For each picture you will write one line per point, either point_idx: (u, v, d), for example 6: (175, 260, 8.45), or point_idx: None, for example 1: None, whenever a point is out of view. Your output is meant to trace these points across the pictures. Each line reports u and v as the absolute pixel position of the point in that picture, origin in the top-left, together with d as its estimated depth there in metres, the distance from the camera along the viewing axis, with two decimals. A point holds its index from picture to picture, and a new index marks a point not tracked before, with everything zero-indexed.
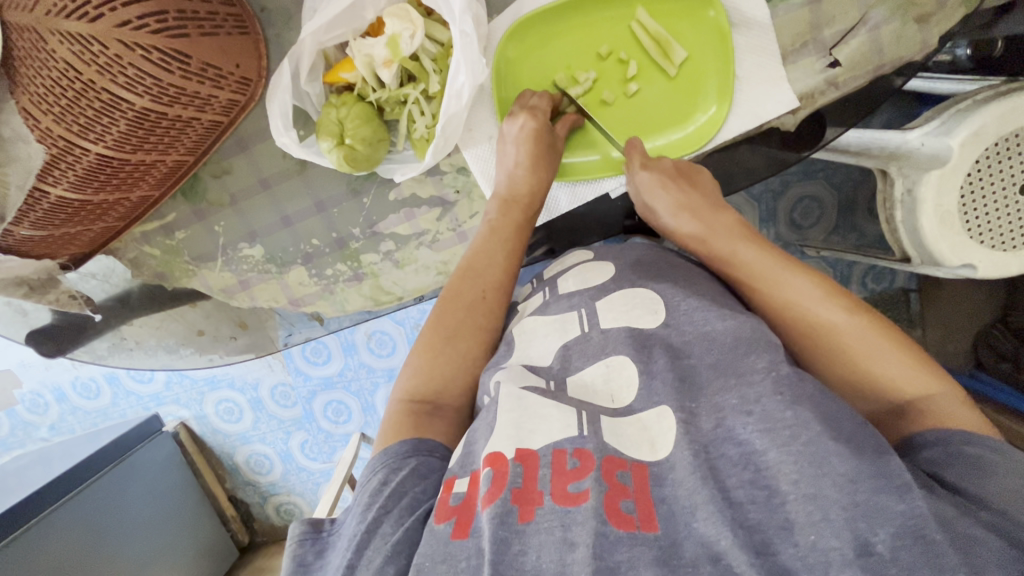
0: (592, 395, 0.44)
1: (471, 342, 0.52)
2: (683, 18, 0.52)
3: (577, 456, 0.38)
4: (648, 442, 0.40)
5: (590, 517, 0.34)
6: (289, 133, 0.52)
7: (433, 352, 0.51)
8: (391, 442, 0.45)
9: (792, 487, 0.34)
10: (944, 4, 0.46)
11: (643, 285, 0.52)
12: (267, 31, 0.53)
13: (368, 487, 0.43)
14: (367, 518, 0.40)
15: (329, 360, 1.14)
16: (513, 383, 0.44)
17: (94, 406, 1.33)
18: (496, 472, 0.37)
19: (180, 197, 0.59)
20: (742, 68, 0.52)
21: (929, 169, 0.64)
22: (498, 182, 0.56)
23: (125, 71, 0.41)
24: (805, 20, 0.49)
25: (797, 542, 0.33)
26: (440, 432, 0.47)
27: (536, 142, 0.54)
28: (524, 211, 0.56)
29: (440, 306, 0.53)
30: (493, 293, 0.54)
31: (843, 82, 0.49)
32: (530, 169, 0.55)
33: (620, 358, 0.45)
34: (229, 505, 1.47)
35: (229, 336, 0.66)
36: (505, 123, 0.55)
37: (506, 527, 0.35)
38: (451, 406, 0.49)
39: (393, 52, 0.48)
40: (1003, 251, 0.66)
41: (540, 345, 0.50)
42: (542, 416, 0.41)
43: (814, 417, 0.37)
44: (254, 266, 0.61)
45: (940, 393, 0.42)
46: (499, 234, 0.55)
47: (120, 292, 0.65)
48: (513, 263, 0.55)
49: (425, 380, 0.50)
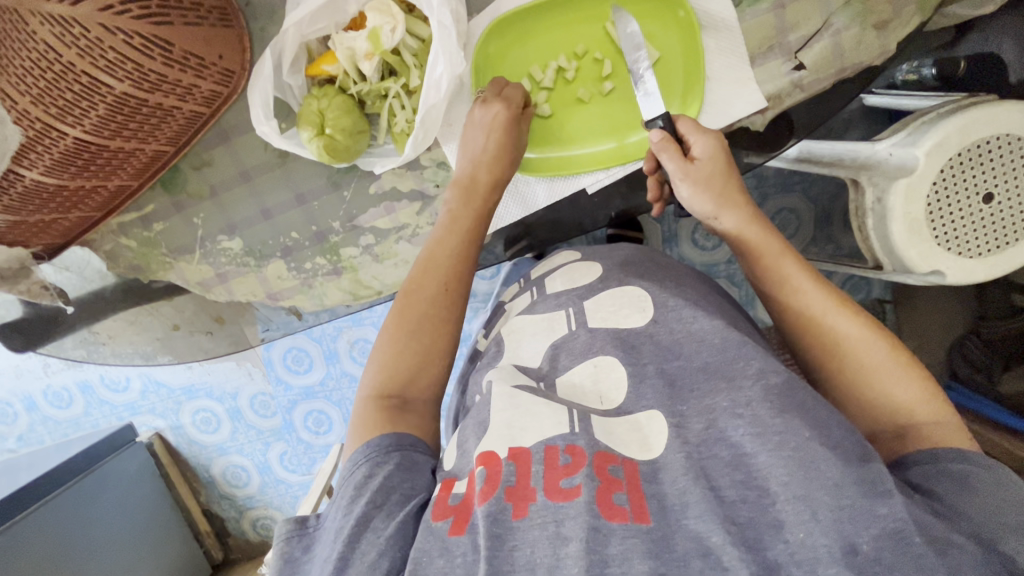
0: (581, 396, 0.46)
1: (434, 334, 0.50)
2: (654, 20, 0.54)
3: (568, 452, 0.38)
4: (638, 442, 0.41)
5: (582, 513, 0.35)
6: (269, 123, 0.52)
7: (396, 345, 0.49)
8: (373, 434, 0.44)
9: (781, 488, 0.35)
10: (900, 12, 0.48)
11: (632, 284, 0.53)
12: (251, 25, 0.53)
13: (350, 480, 0.42)
14: (354, 512, 0.39)
15: (310, 368, 1.13)
16: (505, 383, 0.45)
17: (66, 416, 1.29)
18: (490, 471, 0.38)
19: (159, 188, 0.59)
20: (713, 68, 0.54)
21: (896, 177, 0.66)
22: (460, 169, 0.55)
23: (106, 55, 0.42)
24: (771, 24, 0.51)
25: (786, 538, 0.34)
26: (412, 425, 0.46)
27: (506, 131, 0.53)
28: (483, 204, 0.54)
29: (399, 301, 0.51)
30: (454, 285, 0.52)
31: (808, 84, 0.51)
32: (497, 160, 0.54)
33: (609, 359, 0.46)
34: (202, 520, 1.43)
35: (206, 331, 0.66)
36: (478, 108, 0.54)
37: (499, 525, 0.35)
38: (418, 399, 0.48)
39: (375, 45, 0.49)
40: (969, 257, 0.69)
41: (532, 343, 0.52)
42: (533, 413, 0.42)
43: (804, 425, 0.37)
44: (232, 259, 0.61)
45: (909, 387, 0.43)
46: (459, 227, 0.54)
47: (94, 287, 0.64)
48: (470, 255, 0.54)
49: (390, 374, 0.48)
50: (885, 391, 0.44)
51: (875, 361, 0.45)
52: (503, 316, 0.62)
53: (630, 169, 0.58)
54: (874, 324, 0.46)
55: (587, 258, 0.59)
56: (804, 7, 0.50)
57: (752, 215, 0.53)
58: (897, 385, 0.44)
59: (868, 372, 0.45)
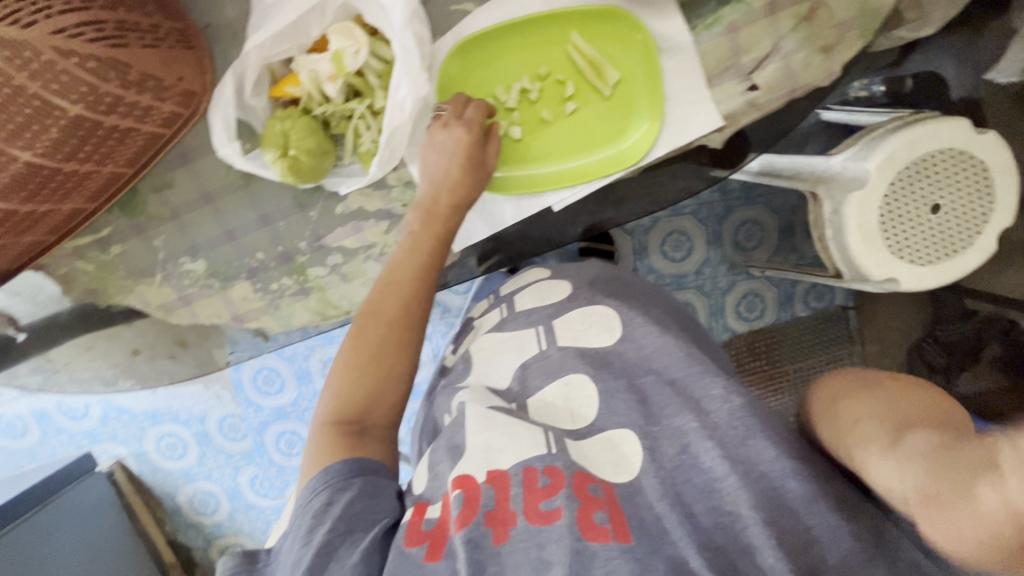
0: (554, 415, 0.48)
1: (394, 358, 0.50)
2: (614, 43, 0.56)
3: (547, 473, 0.40)
4: (614, 461, 0.43)
5: (564, 535, 0.37)
6: (231, 145, 0.52)
7: (353, 369, 0.49)
8: (333, 460, 0.45)
9: (751, 512, 0.39)
10: (844, 37, 0.51)
11: (600, 302, 0.53)
12: (212, 46, 0.53)
13: (309, 509, 0.43)
14: (313, 542, 0.41)
15: (282, 389, 1.10)
16: (480, 405, 0.47)
17: (21, 446, 1.24)
18: (468, 495, 0.40)
19: (117, 211, 0.57)
20: (670, 89, 0.56)
21: (851, 190, 0.69)
22: (421, 192, 0.55)
23: (58, 78, 0.41)
24: (725, 47, 0.52)
25: (758, 562, 0.38)
26: (373, 451, 0.47)
27: (466, 156, 0.53)
28: (443, 226, 0.54)
29: (359, 324, 0.51)
30: (413, 306, 0.52)
31: (763, 103, 0.54)
32: (459, 183, 0.54)
33: (579, 376, 0.48)
34: (169, 551, 1.37)
35: (167, 355, 0.64)
36: (440, 130, 0.54)
37: (481, 551, 0.37)
38: (377, 423, 0.48)
39: (337, 67, 0.50)
40: (921, 265, 0.72)
41: (499, 364, 0.53)
42: (511, 434, 0.43)
43: (768, 449, 0.42)
44: (195, 281, 0.60)
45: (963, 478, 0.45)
46: (419, 249, 0.53)
47: (47, 312, 0.61)
48: (429, 277, 0.53)
49: (349, 401, 0.48)
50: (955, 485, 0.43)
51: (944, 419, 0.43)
52: (472, 332, 0.62)
53: (593, 186, 0.59)
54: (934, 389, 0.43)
55: (555, 276, 0.59)
56: (755, 30, 0.52)
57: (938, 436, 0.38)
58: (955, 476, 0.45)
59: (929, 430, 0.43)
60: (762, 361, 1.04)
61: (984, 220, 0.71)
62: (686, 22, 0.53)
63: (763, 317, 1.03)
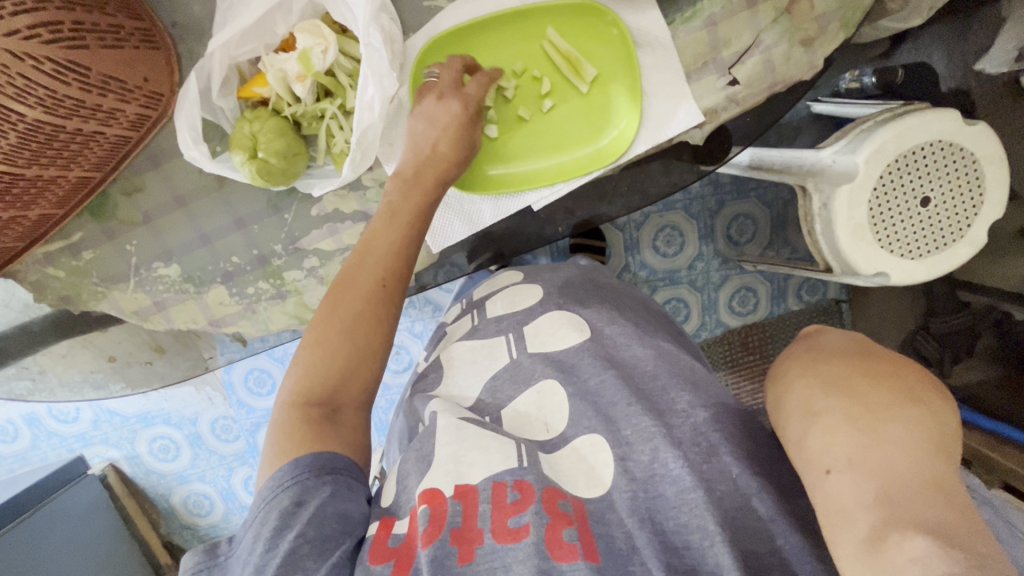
0: (527, 425, 0.48)
1: (371, 336, 0.45)
2: (591, 38, 0.55)
3: (516, 489, 0.40)
4: (585, 475, 0.43)
5: (530, 555, 0.36)
6: (199, 147, 0.51)
7: (326, 344, 0.44)
8: (300, 451, 0.41)
9: (718, 527, 0.38)
10: (825, 30, 0.50)
11: (571, 309, 0.54)
12: (178, 46, 0.51)
13: (275, 505, 0.39)
14: (279, 548, 0.38)
15: (273, 390, 1.10)
16: (451, 414, 0.47)
17: (11, 450, 1.23)
18: (434, 511, 0.39)
19: (87, 216, 0.56)
20: (649, 84, 0.54)
21: (840, 183, 0.68)
22: (404, 162, 0.52)
23: (13, 81, 0.40)
24: (704, 41, 0.51)
25: None
26: (342, 440, 0.42)
27: (457, 129, 0.51)
28: (426, 196, 0.51)
29: (330, 297, 0.46)
30: (391, 280, 0.48)
31: (742, 98, 0.53)
32: (448, 157, 0.51)
33: (550, 383, 0.48)
34: (164, 553, 1.37)
35: (145, 361, 0.64)
36: (432, 100, 0.51)
37: (445, 570, 0.36)
38: (349, 406, 0.44)
39: (305, 67, 0.49)
40: (911, 259, 0.71)
41: (469, 374, 0.53)
42: (482, 447, 0.43)
43: (739, 460, 0.42)
44: (170, 285, 0.59)
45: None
46: (399, 219, 0.49)
47: (22, 319, 0.61)
48: (412, 248, 0.50)
49: (318, 380, 0.43)
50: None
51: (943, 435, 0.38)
52: (444, 339, 0.61)
53: (573, 185, 0.58)
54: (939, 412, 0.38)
55: (528, 280, 0.59)
56: (735, 23, 0.50)
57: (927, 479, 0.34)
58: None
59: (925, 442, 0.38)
60: (755, 355, 1.03)
61: (974, 213, 0.70)
62: (662, 17, 0.51)
63: (757, 312, 1.02)
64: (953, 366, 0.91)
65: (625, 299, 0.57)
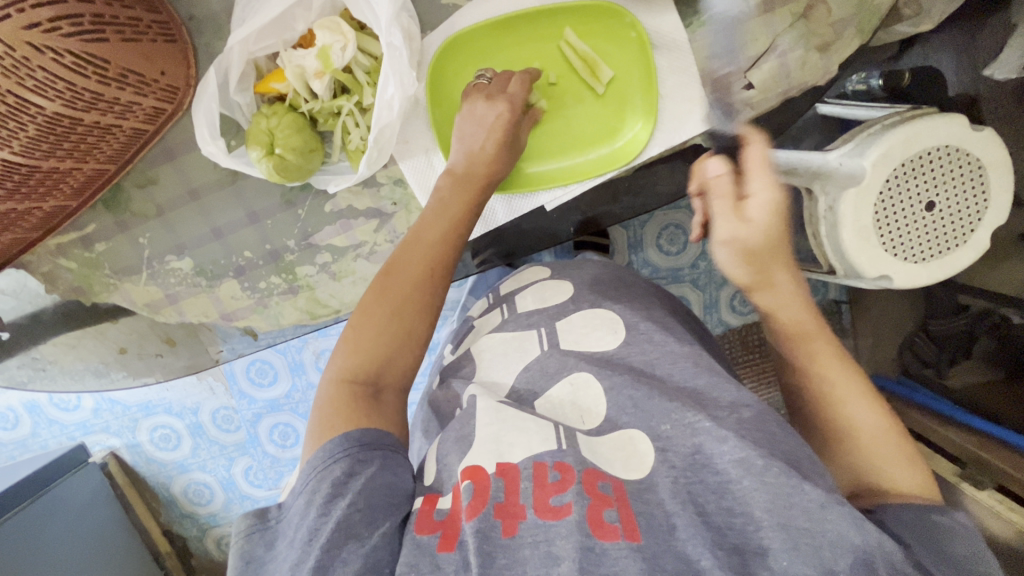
0: (563, 414, 0.48)
1: (416, 319, 0.47)
2: (608, 40, 0.55)
3: (557, 469, 0.40)
4: (623, 460, 0.43)
5: (574, 531, 0.36)
6: (216, 142, 0.51)
7: (373, 324, 0.46)
8: (345, 428, 0.41)
9: (766, 514, 0.37)
10: (841, 35, 0.50)
11: (603, 306, 0.55)
12: (196, 40, 0.51)
13: (327, 475, 0.39)
14: (334, 515, 0.37)
15: (275, 381, 1.10)
16: (491, 397, 0.47)
17: (13, 437, 1.23)
18: (478, 486, 0.39)
19: (100, 208, 0.56)
20: (666, 86, 0.55)
21: (847, 186, 0.68)
22: (455, 160, 0.54)
23: (33, 74, 0.39)
24: (720, 44, 0.52)
25: (770, 566, 0.35)
26: (385, 416, 0.43)
27: (503, 136, 0.53)
28: (475, 196, 0.53)
29: (379, 279, 0.48)
30: (439, 269, 0.50)
31: (757, 103, 0.51)
32: (494, 157, 0.53)
33: (584, 375, 0.48)
34: (163, 541, 1.37)
35: (155, 353, 0.63)
36: (483, 102, 0.53)
37: (489, 542, 0.36)
38: (392, 388, 0.45)
39: (324, 63, 0.49)
40: (915, 262, 0.71)
41: (501, 365, 0.54)
42: (522, 428, 0.43)
43: None
44: (182, 279, 0.59)
45: (908, 475, 0.44)
46: (449, 211, 0.51)
47: (33, 309, 0.61)
48: (458, 240, 0.51)
49: (365, 358, 0.44)
50: (867, 441, 0.46)
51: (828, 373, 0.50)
52: (473, 331, 0.62)
53: (587, 186, 0.59)
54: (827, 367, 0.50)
55: (556, 276, 0.60)
56: (752, 27, 0.50)
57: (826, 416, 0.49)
58: (898, 469, 0.44)
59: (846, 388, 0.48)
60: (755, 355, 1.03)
61: (977, 218, 0.70)
62: (682, 19, 0.52)
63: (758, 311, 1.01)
64: (951, 367, 0.92)
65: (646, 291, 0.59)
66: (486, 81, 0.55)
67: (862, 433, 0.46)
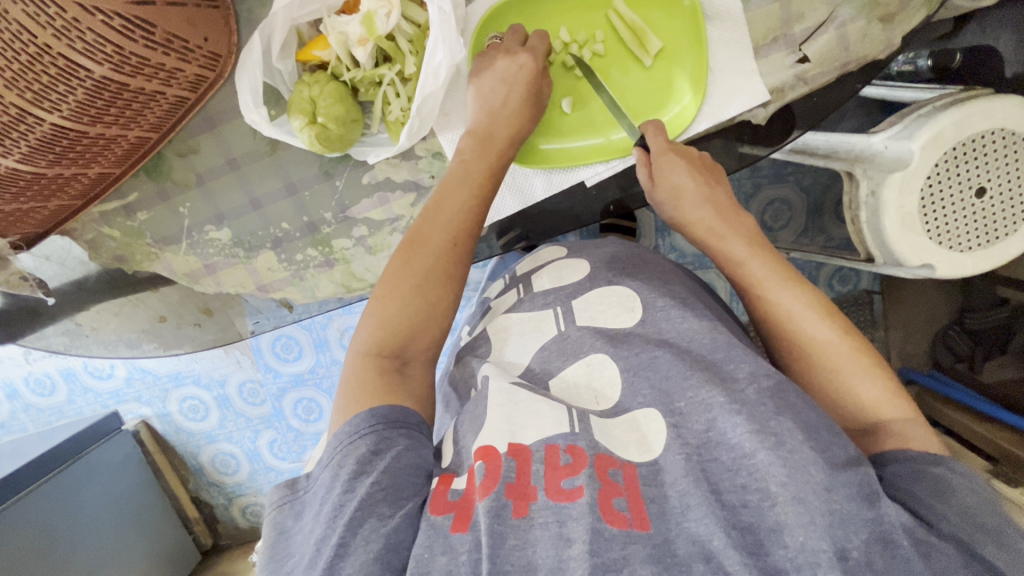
0: (577, 396, 0.47)
1: (440, 291, 0.47)
2: (658, 8, 0.53)
3: (569, 452, 0.39)
4: (637, 442, 0.42)
5: (585, 514, 0.35)
6: (258, 111, 0.52)
7: (398, 300, 0.46)
8: (377, 401, 0.42)
9: (781, 489, 0.35)
10: (907, 5, 0.47)
11: (620, 283, 0.54)
12: (238, 6, 0.51)
13: (352, 452, 0.39)
14: (358, 492, 0.37)
15: (300, 356, 1.11)
16: (503, 379, 0.47)
17: (49, 403, 1.26)
18: (490, 467, 0.38)
19: (142, 175, 0.57)
20: (716, 59, 0.52)
21: (891, 170, 0.65)
22: (476, 120, 0.53)
23: (83, 37, 0.40)
24: (777, 15, 0.50)
25: (786, 543, 0.34)
26: (410, 390, 0.44)
27: (530, 84, 0.52)
28: (497, 156, 0.52)
29: (402, 251, 0.48)
30: (461, 237, 0.49)
31: (812, 77, 0.51)
32: (517, 114, 0.52)
33: (600, 356, 0.48)
34: (192, 507, 1.41)
35: (193, 323, 0.64)
36: (503, 57, 0.52)
37: (501, 521, 0.35)
38: (419, 360, 0.46)
39: (368, 30, 0.48)
40: (959, 251, 0.69)
41: (519, 343, 0.54)
42: (534, 411, 0.43)
43: (796, 427, 0.38)
44: (221, 249, 0.59)
45: (872, 386, 0.44)
46: (470, 176, 0.51)
47: (77, 276, 0.62)
48: (480, 214, 0.51)
49: (391, 332, 0.45)
50: (831, 364, 0.46)
51: (761, 274, 0.50)
52: (490, 313, 0.62)
53: (629, 162, 0.58)
54: (775, 267, 0.50)
55: (575, 255, 0.60)
56: None
57: (783, 327, 0.49)
58: (862, 384, 0.44)
59: (777, 301, 0.49)
60: None
61: None
62: None
63: None
64: (985, 362, 0.91)
65: (669, 271, 0.58)
66: (499, 41, 0.53)
67: (824, 353, 0.46)
